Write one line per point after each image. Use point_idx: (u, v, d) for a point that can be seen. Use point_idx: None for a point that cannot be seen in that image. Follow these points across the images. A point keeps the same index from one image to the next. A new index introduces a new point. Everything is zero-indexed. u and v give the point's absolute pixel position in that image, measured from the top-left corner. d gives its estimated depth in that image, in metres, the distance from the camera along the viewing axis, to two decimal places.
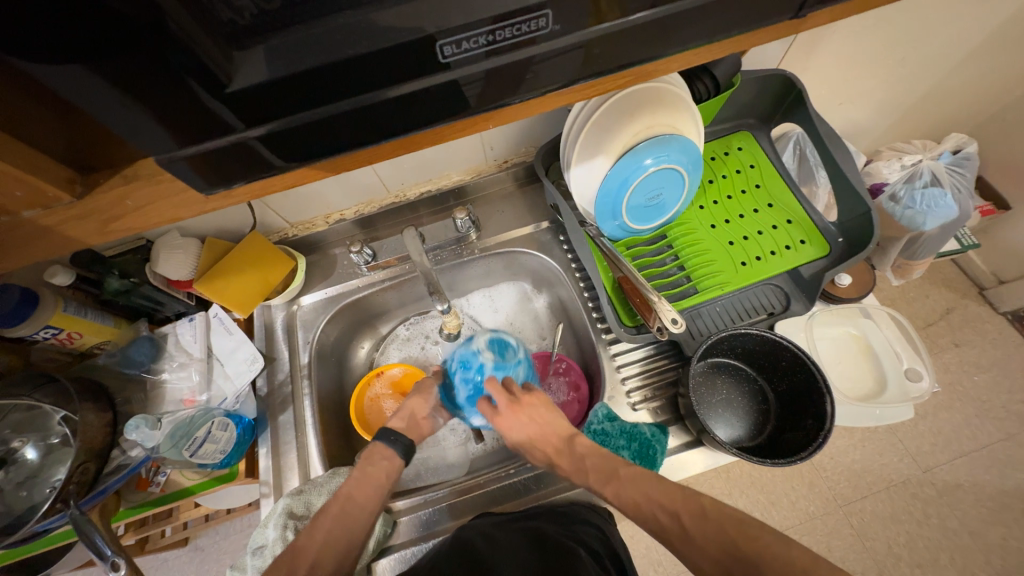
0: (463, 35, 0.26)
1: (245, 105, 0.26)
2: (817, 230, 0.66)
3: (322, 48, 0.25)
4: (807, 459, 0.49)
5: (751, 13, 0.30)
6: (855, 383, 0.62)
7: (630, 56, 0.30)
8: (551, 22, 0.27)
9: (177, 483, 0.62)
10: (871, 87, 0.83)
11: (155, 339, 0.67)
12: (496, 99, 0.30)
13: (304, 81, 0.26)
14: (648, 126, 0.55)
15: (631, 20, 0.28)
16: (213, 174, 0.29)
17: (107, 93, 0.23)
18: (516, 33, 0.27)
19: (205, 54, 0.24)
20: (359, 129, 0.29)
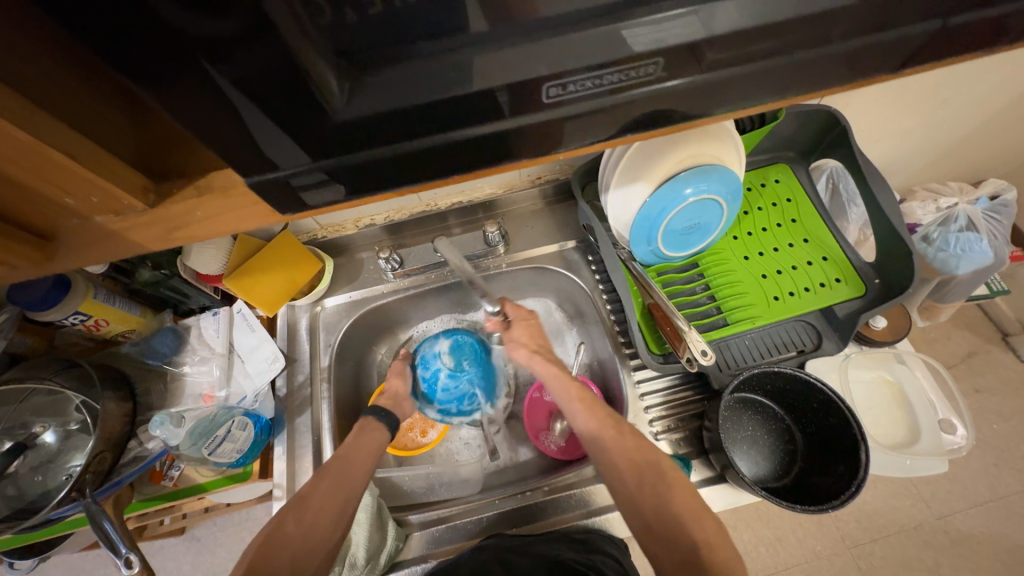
0: (573, 79, 0.27)
1: (338, 134, 0.27)
2: (854, 270, 0.65)
3: (411, 91, 0.26)
4: (840, 508, 0.48)
5: (845, 69, 0.29)
6: (887, 430, 0.61)
7: (715, 101, 0.30)
8: (659, 70, 0.28)
9: (190, 479, 0.62)
10: (911, 126, 0.82)
11: (178, 331, 0.67)
12: (568, 142, 0.31)
13: (391, 118, 0.27)
14: (692, 155, 0.55)
15: (728, 71, 0.28)
16: (284, 196, 0.30)
17: (218, 109, 0.24)
18: (624, 78, 0.28)
19: (317, 87, 0.24)
20: (430, 161, 0.30)
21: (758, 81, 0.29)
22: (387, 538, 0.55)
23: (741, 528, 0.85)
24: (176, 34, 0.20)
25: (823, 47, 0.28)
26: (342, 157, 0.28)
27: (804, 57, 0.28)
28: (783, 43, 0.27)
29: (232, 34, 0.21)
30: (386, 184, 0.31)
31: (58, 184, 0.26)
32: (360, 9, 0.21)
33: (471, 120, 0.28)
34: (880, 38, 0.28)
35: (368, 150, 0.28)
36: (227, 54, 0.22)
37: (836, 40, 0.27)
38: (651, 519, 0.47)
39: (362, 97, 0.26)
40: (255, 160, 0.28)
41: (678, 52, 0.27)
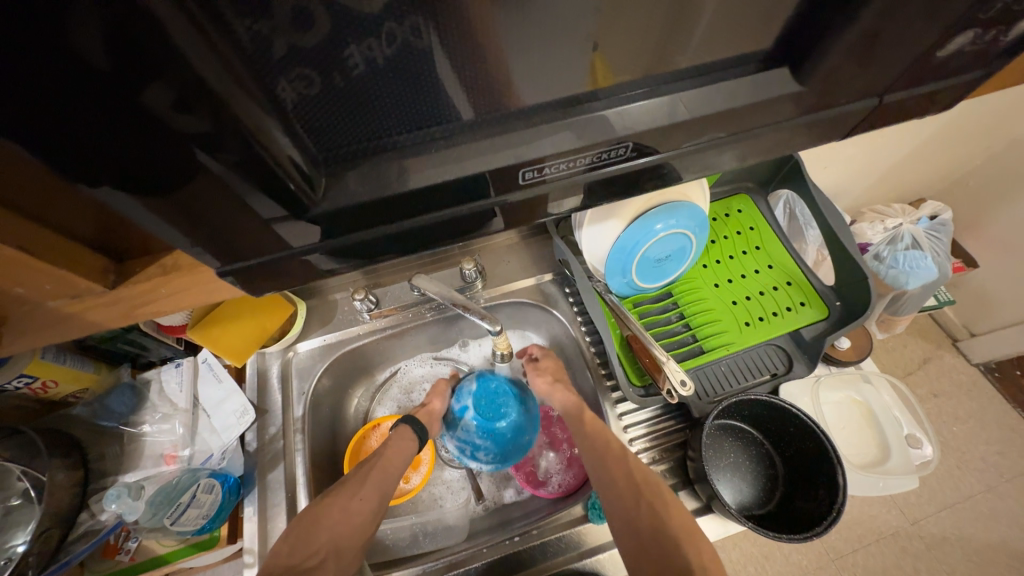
0: (546, 163, 0.30)
1: (323, 225, 0.30)
2: (816, 293, 0.68)
3: (393, 172, 0.29)
4: (824, 533, 0.49)
5: (799, 135, 0.32)
6: (857, 449, 0.63)
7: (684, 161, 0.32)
8: (631, 150, 0.30)
9: (150, 550, 0.57)
10: (855, 154, 0.89)
11: (138, 387, 0.63)
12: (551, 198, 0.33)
13: (370, 207, 0.30)
14: (661, 193, 0.57)
15: (696, 143, 0.31)
16: (256, 278, 0.32)
17: (212, 187, 0.25)
18: (599, 159, 0.30)
19: (288, 178, 0.27)
20: (408, 238, 0.33)
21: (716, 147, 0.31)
22: None
23: (728, 548, 0.84)
24: (175, 134, 0.22)
25: (773, 117, 0.30)
26: (323, 241, 0.31)
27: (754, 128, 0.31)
28: (738, 116, 0.30)
29: (213, 130, 0.23)
30: (372, 256, 0.34)
31: (10, 280, 0.25)
32: (347, 72, 0.23)
33: (455, 202, 0.31)
34: (820, 109, 0.30)
35: (339, 239, 0.31)
36: (216, 149, 0.24)
37: (782, 112, 0.30)
38: (643, 537, 0.48)
39: (344, 186, 0.29)
40: (240, 238, 0.29)
41: (637, 137, 0.30)
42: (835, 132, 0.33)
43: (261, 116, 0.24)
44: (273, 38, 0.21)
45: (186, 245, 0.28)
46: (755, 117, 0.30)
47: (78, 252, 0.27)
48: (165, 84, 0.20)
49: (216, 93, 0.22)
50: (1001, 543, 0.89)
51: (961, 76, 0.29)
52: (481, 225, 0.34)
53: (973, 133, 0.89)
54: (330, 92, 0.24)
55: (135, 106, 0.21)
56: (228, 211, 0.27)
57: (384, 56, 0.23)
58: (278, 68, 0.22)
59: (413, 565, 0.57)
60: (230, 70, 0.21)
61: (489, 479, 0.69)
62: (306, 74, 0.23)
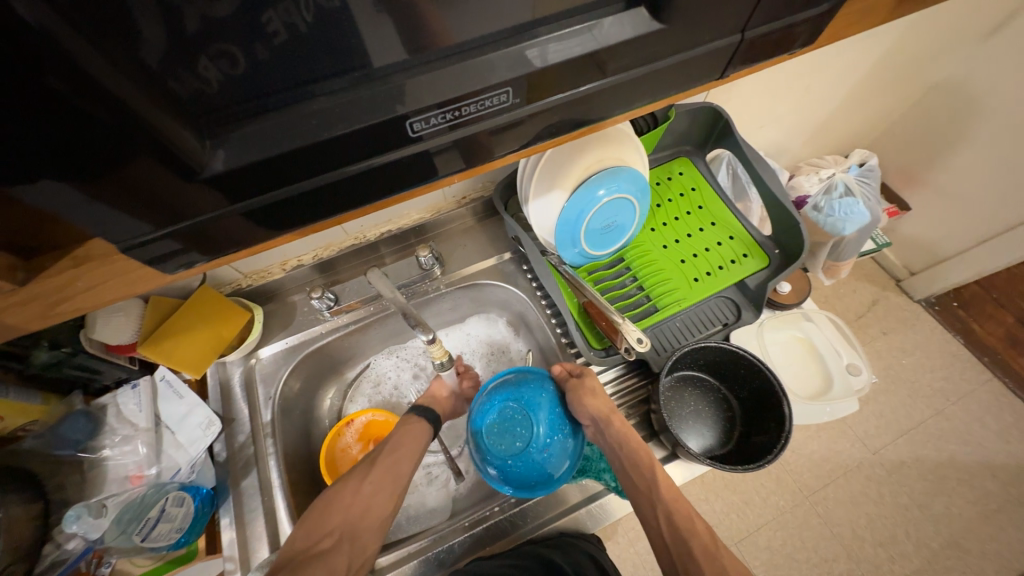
0: (430, 113, 0.27)
1: (222, 189, 0.26)
2: (757, 245, 0.72)
3: (313, 121, 0.26)
4: (774, 460, 0.53)
5: (689, 77, 0.33)
6: (803, 381, 0.68)
7: (588, 115, 0.32)
8: (512, 97, 0.29)
9: (125, 572, 0.56)
10: (785, 112, 0.93)
11: (93, 413, 0.61)
12: (479, 159, 0.32)
13: (256, 170, 0.26)
14: (599, 159, 0.59)
15: (593, 85, 0.30)
16: (189, 250, 0.29)
17: (124, 170, 0.24)
18: (482, 107, 0.28)
19: (183, 152, 0.24)
20: (315, 203, 0.29)
21: (635, 94, 0.33)
22: None
23: (709, 499, 0.89)
24: (63, 109, 0.21)
25: (681, 58, 0.31)
26: (234, 206, 0.27)
27: (663, 71, 0.32)
28: (649, 61, 0.31)
29: (117, 105, 0.22)
30: (264, 233, 0.30)
31: None
32: (268, 41, 0.22)
33: (343, 159, 0.28)
34: (722, 47, 0.32)
35: (226, 207, 0.27)
36: (125, 127, 0.22)
37: (690, 50, 0.31)
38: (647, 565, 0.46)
39: (226, 147, 0.25)
40: (162, 220, 0.26)
41: (515, 82, 0.28)
42: (740, 65, 0.34)
43: (143, 99, 0.22)
44: (184, 11, 0.20)
45: (141, 238, 0.27)
46: (661, 62, 0.31)
47: None
48: (49, 69, 0.19)
49: (72, 58, 0.20)
50: (951, 459, 0.97)
51: (815, 9, 0.32)
52: (392, 187, 0.31)
53: (892, 82, 0.95)
54: (256, 67, 0.24)
55: (26, 79, 0.19)
56: (116, 194, 0.24)
57: (306, 23, 0.22)
58: (197, 45, 0.22)
59: (398, 548, 0.59)
60: (99, 51, 0.20)
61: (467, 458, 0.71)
62: (227, 50, 0.22)
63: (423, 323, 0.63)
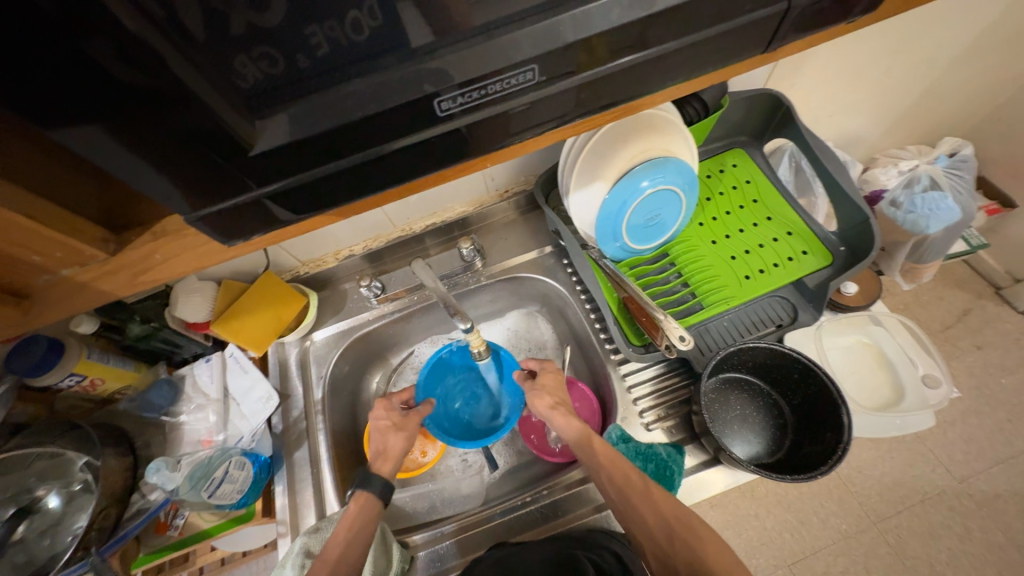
0: (458, 92, 0.28)
1: (258, 168, 0.28)
2: (819, 242, 0.66)
3: (349, 98, 0.27)
4: (828, 472, 0.49)
5: (732, 48, 0.31)
6: (867, 391, 0.62)
7: (620, 94, 0.32)
8: (538, 75, 0.29)
9: (194, 525, 0.63)
10: (861, 98, 0.85)
11: (173, 381, 0.68)
12: (508, 139, 0.32)
13: (296, 149, 0.28)
14: (642, 150, 0.57)
15: (617, 64, 0.30)
16: (227, 228, 0.31)
17: (167, 146, 0.25)
18: (505, 86, 0.29)
19: (233, 129, 0.26)
20: (349, 183, 0.31)
21: (672, 70, 0.32)
22: (393, 561, 0.56)
23: (760, 516, 0.83)
24: (111, 85, 0.22)
25: (720, 30, 0.30)
26: (262, 188, 0.29)
27: (700, 44, 0.30)
28: (684, 34, 0.29)
29: (166, 92, 0.23)
30: (307, 211, 0.32)
31: (23, 247, 0.27)
32: (310, 52, 0.25)
33: (371, 141, 0.29)
34: (769, 16, 0.30)
35: (258, 189, 0.29)
36: (170, 103, 0.24)
37: (731, 20, 0.29)
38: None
39: (272, 129, 0.27)
40: (197, 200, 0.29)
41: (541, 58, 0.28)
42: (788, 35, 0.32)
43: (201, 79, 0.24)
44: (230, 17, 0.23)
45: (185, 211, 0.29)
46: (697, 35, 0.30)
47: (78, 224, 0.29)
48: (104, 44, 0.21)
49: (154, 49, 0.22)
50: None
51: None
52: (420, 167, 0.32)
53: (996, 61, 0.83)
54: (295, 75, 0.26)
55: (80, 58, 0.21)
56: (169, 170, 0.26)
57: (351, 39, 0.25)
58: (239, 46, 0.24)
59: (431, 528, 0.61)
60: (174, 46, 0.23)
61: (503, 449, 0.72)
62: (269, 53, 0.25)
63: (461, 312, 0.64)
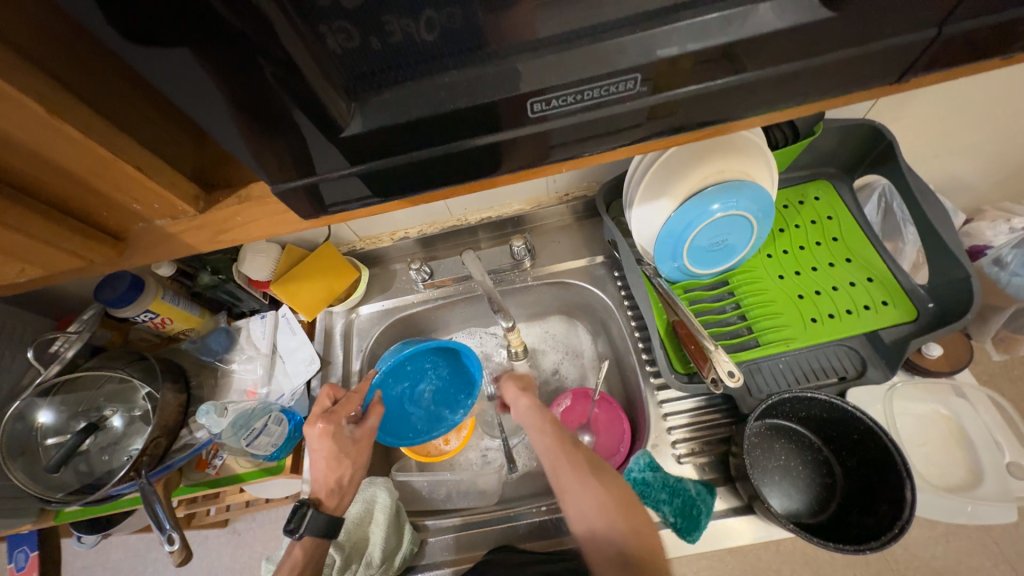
0: (555, 94, 0.27)
1: (345, 148, 0.29)
2: (904, 294, 0.60)
3: (441, 87, 0.27)
4: (880, 549, 0.44)
5: (853, 78, 0.29)
6: (939, 469, 0.55)
7: (717, 113, 0.30)
8: (640, 84, 0.27)
9: (231, 468, 0.67)
10: (977, 141, 0.76)
11: (230, 331, 0.73)
12: (589, 148, 0.31)
13: (384, 134, 0.28)
14: (719, 171, 0.54)
15: (724, 83, 0.28)
16: (310, 202, 0.32)
17: (269, 116, 0.26)
18: (604, 93, 0.27)
19: (332, 110, 0.27)
20: (427, 173, 0.31)
21: (777, 94, 0.29)
22: (402, 541, 0.57)
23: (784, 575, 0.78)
24: (228, 41, 0.22)
25: (843, 56, 0.27)
26: (349, 168, 0.30)
27: (816, 69, 0.28)
28: (803, 56, 0.27)
29: (277, 65, 0.24)
30: (378, 195, 0.33)
31: (131, 195, 0.30)
32: (385, 37, 0.25)
33: (457, 133, 0.29)
34: (902, 46, 0.27)
35: (344, 169, 0.30)
36: (274, 72, 0.24)
37: (856, 46, 0.27)
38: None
39: (368, 112, 0.28)
40: (285, 173, 0.29)
41: (645, 68, 0.27)
42: (923, 68, 0.29)
43: (308, 55, 0.24)
44: None
45: (276, 180, 0.30)
46: (816, 58, 0.27)
47: (177, 180, 0.31)
48: (228, 8, 0.21)
49: (272, 23, 0.22)
50: None
51: None
52: (494, 165, 0.32)
53: None
54: (367, 50, 0.26)
55: (202, 19, 0.21)
56: (264, 140, 0.27)
57: (425, 38, 0.25)
58: (324, 16, 0.24)
59: (444, 517, 0.62)
60: (287, 16, 0.23)
61: (524, 453, 0.71)
62: (346, 27, 0.24)
63: (504, 310, 0.65)
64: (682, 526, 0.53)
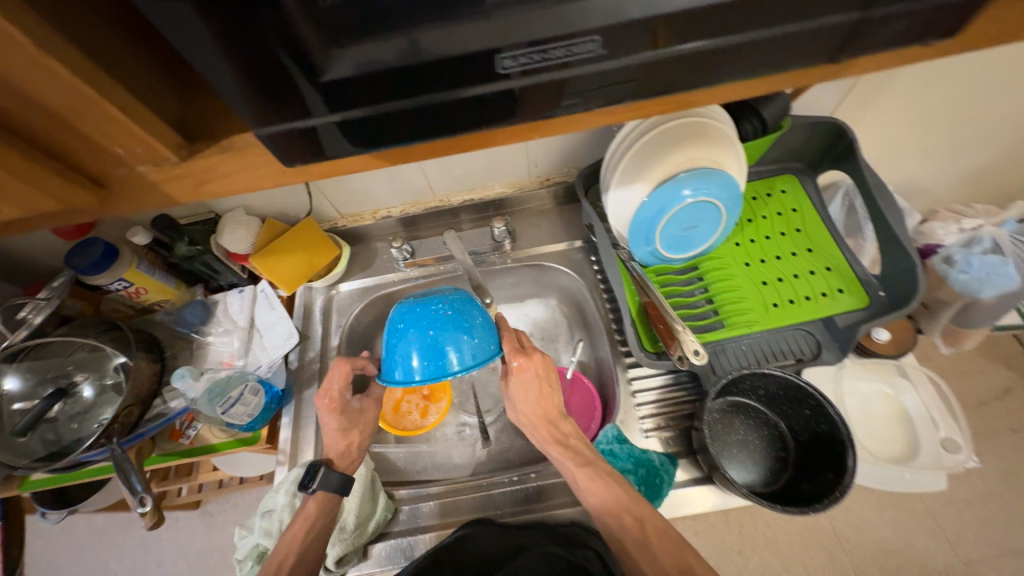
0: (522, 51, 0.29)
1: (322, 96, 0.29)
2: (859, 282, 0.64)
3: (416, 40, 0.28)
4: (821, 511, 0.48)
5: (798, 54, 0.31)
6: (880, 443, 0.59)
7: (675, 82, 0.32)
8: (600, 47, 0.29)
9: (205, 438, 0.67)
10: (932, 144, 0.81)
11: (207, 304, 0.73)
12: (555, 109, 0.33)
13: (360, 83, 0.29)
14: (691, 158, 0.57)
15: (682, 50, 0.30)
16: (289, 150, 0.33)
17: (241, 57, 0.26)
18: (569, 53, 0.29)
19: (311, 53, 0.27)
20: (402, 126, 0.32)
21: (730, 64, 0.31)
22: (377, 507, 0.59)
23: (745, 554, 0.82)
24: None
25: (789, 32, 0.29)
26: (326, 116, 0.31)
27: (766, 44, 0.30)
28: (752, 29, 0.29)
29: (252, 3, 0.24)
30: (352, 148, 0.34)
31: (113, 138, 0.30)
32: None
33: (431, 86, 0.30)
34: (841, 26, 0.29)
35: (320, 117, 0.31)
36: (248, 13, 0.25)
37: (800, 23, 0.29)
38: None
39: (345, 60, 0.28)
40: (261, 119, 0.30)
41: (606, 29, 0.28)
42: (863, 48, 0.31)
43: None
44: None
45: (254, 126, 0.30)
46: (764, 32, 0.30)
47: (158, 124, 0.31)
48: None
49: None
50: None
51: None
52: (468, 122, 0.33)
53: None
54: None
55: None
56: (241, 83, 0.27)
57: None
58: None
59: (419, 486, 0.63)
60: None
61: (499, 430, 0.72)
62: None
63: (482, 288, 0.66)
64: (645, 494, 0.57)
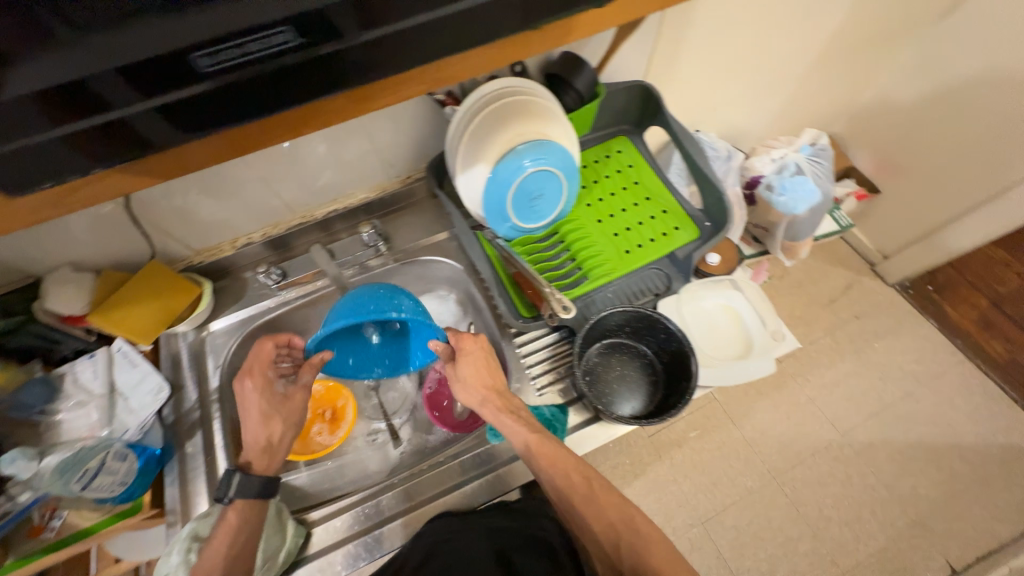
0: (216, 47, 0.30)
1: (25, 113, 0.29)
2: (689, 217, 0.74)
3: (98, 48, 0.28)
4: (677, 413, 0.56)
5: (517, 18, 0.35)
6: (727, 347, 0.70)
7: (407, 55, 0.35)
8: (294, 36, 0.31)
9: (73, 525, 0.59)
10: (728, 88, 0.95)
11: (50, 380, 0.64)
12: (294, 100, 0.34)
13: (58, 99, 0.29)
14: (519, 133, 0.62)
15: (389, 27, 0.32)
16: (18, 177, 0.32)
17: None
18: (265, 45, 0.30)
19: None
20: (137, 136, 0.33)
21: (462, 35, 0.35)
22: (286, 537, 0.57)
23: None
24: None
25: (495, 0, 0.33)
26: (40, 136, 0.30)
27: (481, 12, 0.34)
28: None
29: None
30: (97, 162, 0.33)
31: None
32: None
33: (145, 89, 0.30)
34: None
35: (31, 136, 0.30)
36: None
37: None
38: (619, 566, 0.52)
39: (25, 78, 0.28)
40: None
41: (292, 19, 0.30)
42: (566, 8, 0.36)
43: None
44: None
45: None
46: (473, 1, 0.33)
47: None
48: None
49: None
50: None
51: None
52: (207, 123, 0.33)
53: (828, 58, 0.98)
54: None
55: None
56: None
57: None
58: None
59: (330, 504, 0.62)
60: None
61: (411, 428, 0.73)
62: None
63: None
64: None
